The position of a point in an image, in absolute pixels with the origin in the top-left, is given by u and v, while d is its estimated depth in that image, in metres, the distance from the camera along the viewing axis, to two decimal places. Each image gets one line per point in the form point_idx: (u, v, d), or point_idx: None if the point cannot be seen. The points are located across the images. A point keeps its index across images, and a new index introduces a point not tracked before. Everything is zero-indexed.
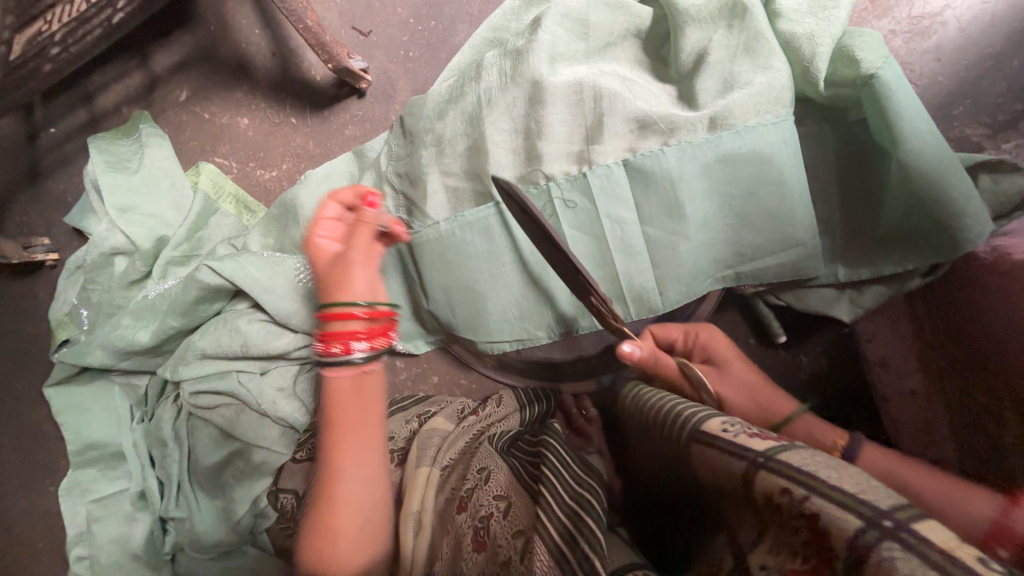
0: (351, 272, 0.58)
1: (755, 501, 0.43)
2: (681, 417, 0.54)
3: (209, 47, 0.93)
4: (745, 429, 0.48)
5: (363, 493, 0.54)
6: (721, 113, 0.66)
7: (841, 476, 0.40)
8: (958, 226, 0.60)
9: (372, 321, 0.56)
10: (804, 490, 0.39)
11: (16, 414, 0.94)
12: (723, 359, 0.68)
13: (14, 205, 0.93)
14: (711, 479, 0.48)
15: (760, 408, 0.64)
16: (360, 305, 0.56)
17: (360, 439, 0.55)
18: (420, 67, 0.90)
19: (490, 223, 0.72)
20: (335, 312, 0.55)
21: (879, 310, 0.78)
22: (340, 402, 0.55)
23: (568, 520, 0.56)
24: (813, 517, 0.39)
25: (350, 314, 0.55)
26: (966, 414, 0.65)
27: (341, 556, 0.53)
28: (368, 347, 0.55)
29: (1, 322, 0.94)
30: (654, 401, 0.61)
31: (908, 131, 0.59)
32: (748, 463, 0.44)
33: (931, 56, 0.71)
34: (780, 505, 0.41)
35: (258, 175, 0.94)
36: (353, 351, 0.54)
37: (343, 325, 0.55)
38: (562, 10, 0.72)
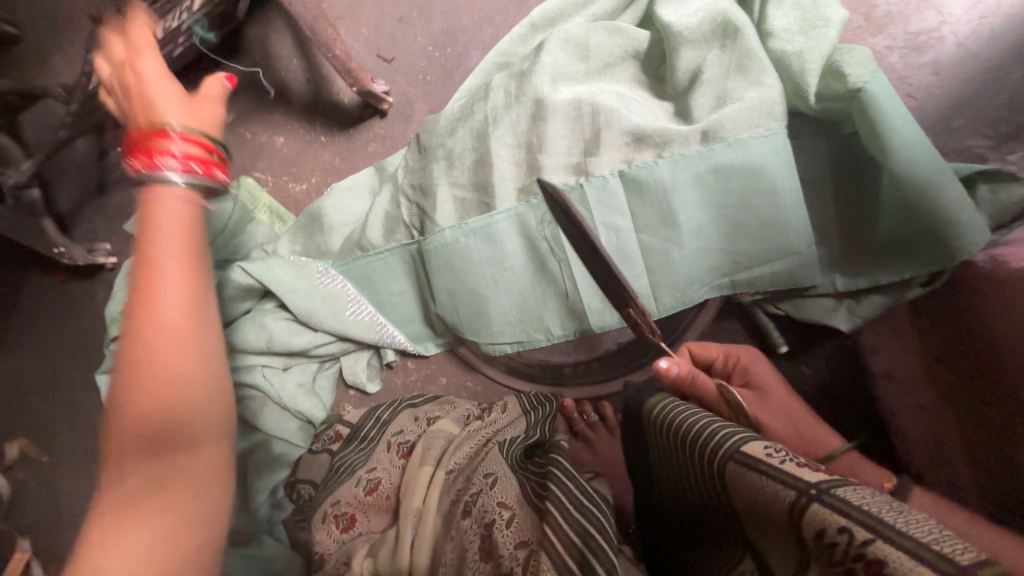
0: (167, 105, 0.53)
1: (803, 537, 0.39)
2: (717, 434, 0.51)
3: (252, 75, 1.04)
4: (793, 455, 0.44)
5: (190, 366, 0.44)
6: (712, 129, 0.69)
7: (906, 520, 0.35)
8: (952, 235, 0.61)
9: (195, 146, 0.51)
10: (867, 532, 0.35)
11: (72, 402, 1.04)
12: (766, 386, 0.70)
13: (83, 215, 1.06)
14: (747, 504, 0.45)
15: (801, 439, 0.66)
16: (176, 126, 0.52)
17: (174, 292, 0.44)
18: (437, 89, 0.99)
19: (494, 231, 0.77)
20: (150, 134, 0.50)
21: (882, 321, 0.78)
22: (156, 243, 0.45)
23: (575, 535, 0.56)
24: (875, 565, 0.34)
25: (164, 136, 0.50)
26: (982, 443, 0.63)
27: (176, 444, 0.42)
28: (177, 163, 0.49)
29: (65, 318, 1.06)
30: (686, 415, 0.59)
31: (897, 142, 0.61)
32: (798, 492, 0.40)
33: (930, 70, 0.74)
34: (835, 546, 0.37)
35: (290, 187, 1.03)
36: (160, 161, 0.48)
37: (152, 144, 0.50)
38: (563, 36, 0.78)
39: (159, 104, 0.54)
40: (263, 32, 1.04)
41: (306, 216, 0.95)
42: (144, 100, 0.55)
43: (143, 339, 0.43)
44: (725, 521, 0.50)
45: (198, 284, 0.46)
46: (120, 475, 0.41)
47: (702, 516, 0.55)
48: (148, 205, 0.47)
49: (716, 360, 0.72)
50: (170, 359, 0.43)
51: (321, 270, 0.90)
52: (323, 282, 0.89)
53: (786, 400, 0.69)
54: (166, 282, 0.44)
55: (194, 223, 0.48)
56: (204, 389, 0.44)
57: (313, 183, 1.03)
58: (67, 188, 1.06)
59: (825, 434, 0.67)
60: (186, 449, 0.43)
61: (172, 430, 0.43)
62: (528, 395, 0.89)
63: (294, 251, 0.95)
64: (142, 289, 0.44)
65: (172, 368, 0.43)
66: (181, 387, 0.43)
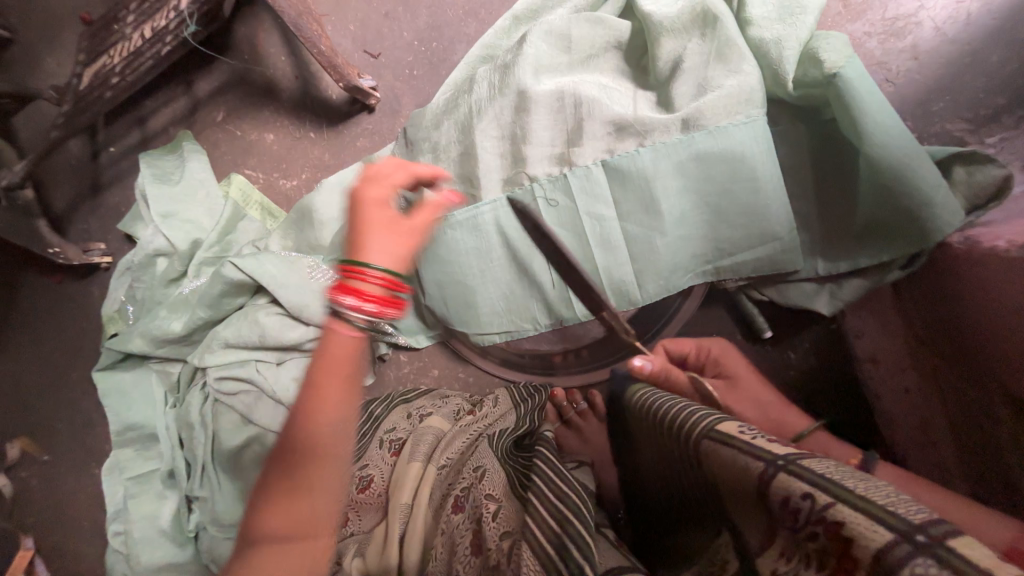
0: (372, 239, 0.52)
1: (769, 504, 0.41)
2: (693, 418, 0.52)
3: (241, 73, 1.05)
4: (763, 432, 0.45)
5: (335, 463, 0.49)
6: (692, 116, 0.69)
7: (865, 486, 0.37)
8: (926, 215, 0.62)
9: (387, 287, 0.50)
10: (828, 496, 0.37)
11: (70, 401, 1.05)
12: (737, 376, 0.70)
13: (77, 215, 1.07)
14: (723, 481, 0.45)
15: (771, 425, 0.66)
16: (377, 268, 0.50)
17: (336, 402, 0.48)
18: (423, 84, 1.00)
19: (480, 223, 0.77)
20: (349, 273, 0.50)
21: (864, 304, 0.79)
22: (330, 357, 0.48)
23: (555, 523, 0.55)
24: (836, 526, 0.36)
25: (364, 276, 0.49)
26: (965, 423, 0.64)
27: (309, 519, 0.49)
28: (372, 313, 0.49)
29: (62, 318, 1.07)
30: (664, 403, 0.59)
31: (872, 125, 0.61)
32: (766, 464, 0.41)
33: (908, 55, 0.75)
34: (800, 510, 0.38)
35: (281, 184, 1.05)
36: (359, 309, 0.48)
37: (354, 285, 0.49)
38: (545, 27, 0.79)
39: (373, 236, 0.53)
40: (250, 30, 1.05)
41: (296, 212, 0.96)
42: (352, 224, 0.54)
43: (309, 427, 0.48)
44: (705, 507, 0.51)
45: (353, 413, 0.49)
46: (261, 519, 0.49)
47: (688, 502, 0.55)
48: (328, 328, 0.49)
49: (689, 354, 0.74)
50: (319, 472, 0.48)
51: (310, 265, 0.92)
52: (313, 276, 0.91)
53: (757, 389, 0.70)
54: (328, 412, 0.47)
55: (362, 354, 0.50)
56: (337, 495, 0.50)
57: (303, 179, 1.05)
58: (60, 189, 1.07)
59: (795, 418, 0.68)
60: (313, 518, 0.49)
61: (308, 497, 0.49)
62: (519, 386, 0.90)
63: (285, 247, 0.96)
64: (310, 410, 0.47)
65: (321, 481, 0.48)
66: (322, 499, 0.49)
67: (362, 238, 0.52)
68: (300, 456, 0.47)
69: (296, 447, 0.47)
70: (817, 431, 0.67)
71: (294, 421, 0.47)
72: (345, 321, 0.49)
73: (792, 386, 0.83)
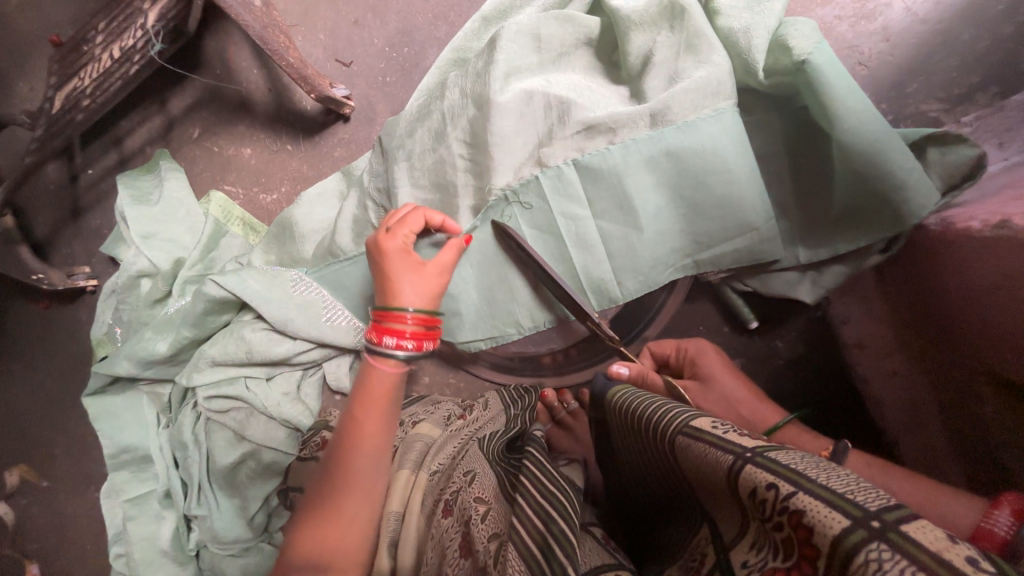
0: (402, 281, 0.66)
1: (740, 496, 0.41)
2: (664, 415, 0.52)
3: (215, 88, 1.05)
4: (736, 426, 0.46)
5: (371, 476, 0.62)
6: (660, 111, 0.69)
7: (825, 474, 0.37)
8: (900, 199, 0.62)
9: (421, 326, 0.65)
10: (790, 485, 0.37)
11: (64, 426, 1.05)
12: (709, 373, 0.70)
13: (59, 239, 1.06)
14: (694, 475, 0.46)
15: (743, 421, 0.65)
16: (412, 310, 0.64)
17: (374, 424, 0.63)
18: (397, 91, 1.00)
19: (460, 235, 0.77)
20: (389, 313, 0.64)
21: (849, 290, 0.78)
22: (370, 386, 0.64)
23: (540, 522, 0.53)
24: (796, 514, 0.36)
25: (402, 317, 0.64)
26: (956, 404, 0.63)
27: (343, 527, 0.61)
28: (411, 345, 0.64)
29: (51, 344, 1.06)
30: (639, 402, 0.59)
31: (842, 111, 0.61)
32: (735, 456, 0.41)
33: (880, 37, 0.74)
34: (765, 501, 0.38)
35: (261, 199, 1.04)
36: (400, 346, 0.63)
37: (394, 324, 0.64)
38: (514, 28, 0.78)
39: (403, 281, 0.66)
40: (221, 44, 1.04)
41: (277, 226, 0.96)
42: (388, 274, 0.67)
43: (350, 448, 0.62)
44: (689, 503, 0.51)
45: (387, 442, 0.64)
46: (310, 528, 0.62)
47: (671, 495, 0.54)
48: (368, 368, 0.65)
49: (670, 355, 0.76)
50: (357, 491, 0.62)
51: (294, 278, 0.89)
52: (296, 289, 0.89)
53: (730, 385, 0.68)
54: (370, 438, 0.63)
55: (398, 387, 0.66)
56: (368, 512, 0.63)
57: (283, 193, 1.04)
58: (41, 215, 1.05)
59: (767, 411, 0.66)
60: (345, 528, 0.61)
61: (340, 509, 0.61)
62: (510, 389, 0.91)
63: (267, 261, 0.94)
64: (357, 440, 0.62)
65: (358, 498, 0.62)
66: (360, 514, 0.62)
67: (395, 282, 0.66)
68: (345, 478, 0.62)
69: (342, 469, 0.62)
70: (791, 423, 0.64)
71: (341, 449, 0.62)
72: (387, 359, 0.64)
73: (782, 376, 0.83)
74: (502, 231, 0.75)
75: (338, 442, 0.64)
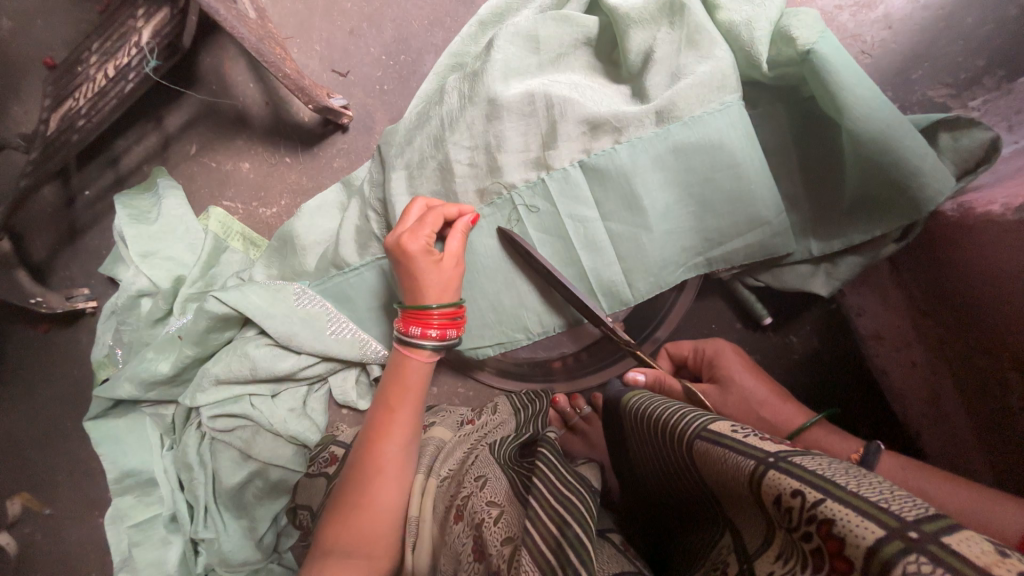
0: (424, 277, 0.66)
1: (765, 505, 0.36)
2: (683, 419, 0.49)
3: (211, 104, 1.04)
4: (757, 431, 0.41)
5: (404, 456, 0.64)
6: (666, 108, 0.68)
7: (855, 481, 0.33)
8: (916, 185, 0.60)
9: (448, 317, 0.66)
10: (818, 492, 0.32)
11: (65, 452, 1.02)
12: (727, 375, 0.68)
13: (56, 262, 1.04)
14: (714, 480, 0.42)
15: (765, 423, 0.63)
16: (437, 307, 0.65)
17: (407, 408, 0.65)
18: (395, 99, 1.00)
19: (464, 236, 0.76)
20: (416, 308, 0.66)
21: (864, 281, 0.77)
22: (403, 375, 0.66)
23: (554, 527, 0.49)
24: (825, 525, 0.31)
25: (427, 312, 0.65)
26: (974, 392, 0.61)
27: (376, 504, 0.61)
28: (439, 336, 0.66)
29: (48, 369, 1.03)
30: (655, 406, 0.56)
31: (852, 98, 0.60)
32: (757, 461, 0.37)
33: (882, 25, 0.76)
34: (792, 509, 0.34)
35: (261, 213, 1.03)
36: (428, 337, 0.65)
37: (421, 320, 0.65)
38: (512, 30, 0.78)
39: (428, 280, 0.66)
40: (216, 60, 1.04)
41: (277, 239, 0.94)
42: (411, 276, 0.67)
43: (383, 428, 0.64)
44: (707, 507, 0.47)
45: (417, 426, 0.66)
46: (342, 502, 0.62)
47: (687, 499, 0.51)
48: (399, 360, 0.67)
49: (687, 356, 0.74)
50: (387, 482, 0.62)
51: (297, 292, 0.88)
52: (300, 304, 0.88)
53: (751, 387, 0.66)
54: (402, 421, 0.64)
55: (427, 378, 0.68)
56: (398, 493, 0.63)
57: (283, 206, 1.03)
58: (39, 237, 1.03)
59: (791, 412, 0.63)
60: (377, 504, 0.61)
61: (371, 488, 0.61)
62: (520, 395, 0.87)
63: (269, 275, 0.93)
64: (387, 428, 0.64)
65: (387, 487, 0.62)
66: (388, 505, 0.62)
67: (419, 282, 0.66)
68: (374, 468, 0.62)
69: (373, 458, 0.63)
70: (818, 423, 0.61)
71: (371, 440, 0.64)
72: (418, 349, 0.66)
73: (800, 372, 0.82)
74: (506, 236, 0.74)
75: (366, 437, 0.65)
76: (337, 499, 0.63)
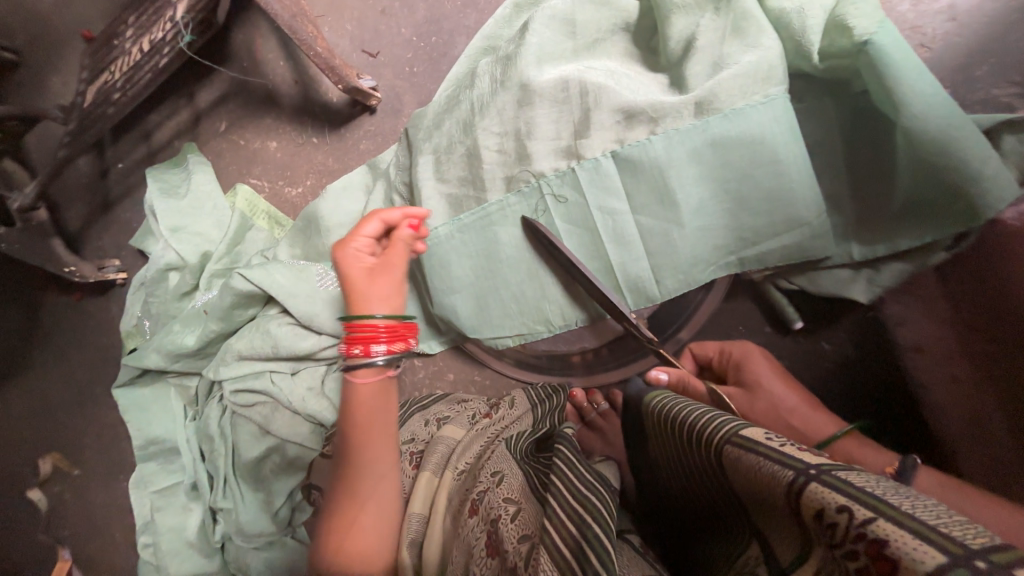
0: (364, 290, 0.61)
1: (804, 519, 0.35)
2: (712, 422, 0.47)
3: (241, 81, 1.04)
4: (793, 441, 0.40)
5: (384, 475, 0.61)
6: (706, 99, 0.65)
7: (911, 502, 0.31)
8: (974, 191, 0.57)
9: (395, 328, 0.60)
10: (869, 510, 0.31)
11: (95, 416, 1.05)
12: (756, 381, 0.66)
13: (89, 232, 1.06)
14: (745, 492, 0.40)
15: (794, 432, 0.61)
16: (380, 316, 0.59)
17: (376, 432, 0.60)
18: (424, 81, 0.98)
19: (489, 225, 0.75)
20: (356, 322, 0.59)
21: (908, 287, 0.71)
22: (363, 399, 0.60)
23: (573, 525, 0.49)
24: (875, 544, 0.30)
25: (372, 325, 0.59)
26: (1022, 414, 0.57)
27: (365, 517, 0.61)
28: (387, 350, 0.59)
29: (80, 336, 1.07)
30: (679, 408, 0.54)
31: (910, 96, 0.56)
32: (796, 472, 0.36)
33: (945, 16, 0.72)
34: (836, 526, 0.32)
35: (287, 192, 1.04)
36: (374, 353, 0.58)
37: (363, 334, 0.59)
38: (548, 13, 0.75)
39: (365, 288, 0.61)
40: (248, 37, 1.04)
41: (302, 220, 0.94)
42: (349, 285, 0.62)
43: (355, 453, 0.60)
44: (732, 517, 0.46)
45: (393, 443, 0.62)
46: (329, 519, 0.61)
47: (710, 507, 0.50)
48: (347, 385, 0.60)
49: (712, 357, 0.72)
50: (365, 502, 0.61)
51: (320, 273, 0.89)
52: (322, 285, 0.88)
53: (780, 394, 0.64)
54: (374, 444, 0.60)
55: (389, 394, 0.62)
56: (387, 504, 0.62)
57: (309, 186, 1.03)
58: (74, 207, 1.06)
59: (822, 422, 0.62)
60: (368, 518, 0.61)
61: (356, 506, 0.61)
62: (537, 387, 0.86)
63: (293, 255, 0.94)
64: (353, 454, 0.60)
65: (373, 502, 0.61)
66: (376, 519, 0.61)
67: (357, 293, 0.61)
68: (354, 489, 0.60)
69: (350, 479, 0.60)
70: (850, 435, 0.59)
71: (345, 463, 0.61)
72: (362, 370, 0.59)
73: (828, 380, 0.80)
74: (531, 227, 0.73)
75: (340, 459, 0.62)
76: (325, 514, 0.62)
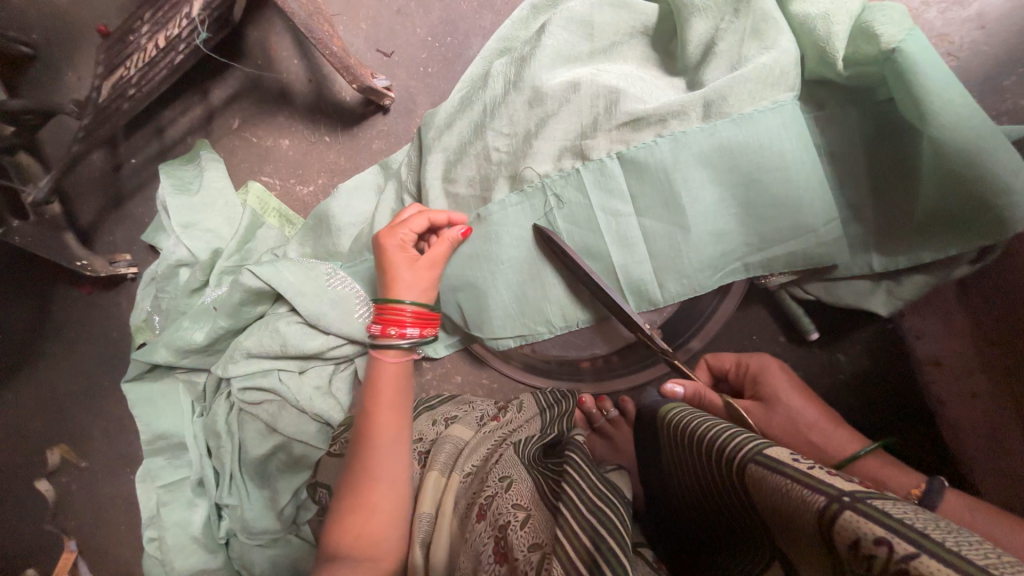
0: (400, 274, 0.68)
1: (837, 548, 0.33)
2: (734, 439, 0.46)
3: (255, 79, 1.04)
4: (822, 463, 0.39)
5: (396, 458, 0.64)
6: (714, 101, 0.64)
7: (953, 538, 0.30)
8: (1003, 204, 0.56)
9: (424, 316, 0.68)
10: (910, 545, 0.30)
11: (102, 408, 1.06)
12: (774, 394, 0.64)
13: (101, 226, 1.07)
14: (771, 512, 0.39)
15: (812, 447, 0.60)
16: (411, 304, 0.67)
17: (391, 410, 0.66)
18: (439, 82, 0.98)
19: (488, 224, 0.75)
20: (390, 305, 0.66)
21: (926, 301, 0.71)
22: (383, 377, 0.67)
23: (586, 537, 0.48)
24: None
25: (402, 310, 0.66)
26: None
27: (378, 501, 0.62)
28: (415, 333, 0.67)
29: (90, 329, 1.07)
30: (694, 421, 0.54)
31: (938, 105, 0.55)
32: (828, 499, 0.34)
33: (973, 24, 0.70)
34: (872, 559, 0.31)
35: (298, 191, 1.03)
36: (404, 334, 0.66)
37: (395, 316, 0.66)
38: (566, 14, 0.75)
39: (400, 274, 0.68)
40: (263, 34, 1.04)
41: (313, 218, 0.94)
42: (392, 269, 0.68)
43: (370, 431, 0.65)
44: (752, 534, 0.45)
45: (405, 424, 0.67)
46: (341, 503, 0.63)
47: (727, 522, 0.49)
48: (374, 364, 0.68)
49: (729, 370, 0.71)
50: (379, 481, 0.63)
51: (328, 271, 0.89)
52: (331, 284, 0.88)
53: (799, 408, 0.62)
54: (388, 422, 0.65)
55: (404, 376, 0.69)
56: (398, 490, 0.63)
57: (320, 185, 1.03)
58: (86, 202, 1.06)
59: (843, 437, 0.60)
60: (379, 502, 0.62)
61: (367, 490, 0.62)
62: (546, 392, 0.85)
63: (303, 254, 0.94)
64: (375, 428, 0.64)
65: (385, 486, 0.63)
66: (388, 503, 0.62)
67: (393, 277, 0.68)
68: (367, 470, 0.63)
69: (363, 459, 0.63)
70: (872, 453, 0.57)
71: (360, 442, 0.64)
72: (388, 350, 0.67)
73: (841, 392, 0.79)
74: (543, 233, 0.73)
75: (355, 440, 0.66)
76: (338, 501, 0.64)
